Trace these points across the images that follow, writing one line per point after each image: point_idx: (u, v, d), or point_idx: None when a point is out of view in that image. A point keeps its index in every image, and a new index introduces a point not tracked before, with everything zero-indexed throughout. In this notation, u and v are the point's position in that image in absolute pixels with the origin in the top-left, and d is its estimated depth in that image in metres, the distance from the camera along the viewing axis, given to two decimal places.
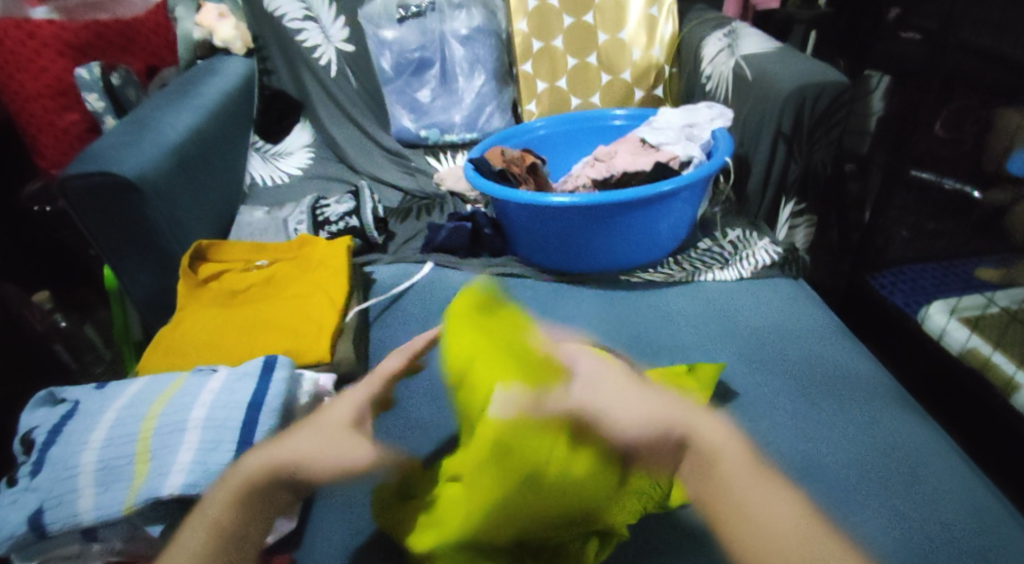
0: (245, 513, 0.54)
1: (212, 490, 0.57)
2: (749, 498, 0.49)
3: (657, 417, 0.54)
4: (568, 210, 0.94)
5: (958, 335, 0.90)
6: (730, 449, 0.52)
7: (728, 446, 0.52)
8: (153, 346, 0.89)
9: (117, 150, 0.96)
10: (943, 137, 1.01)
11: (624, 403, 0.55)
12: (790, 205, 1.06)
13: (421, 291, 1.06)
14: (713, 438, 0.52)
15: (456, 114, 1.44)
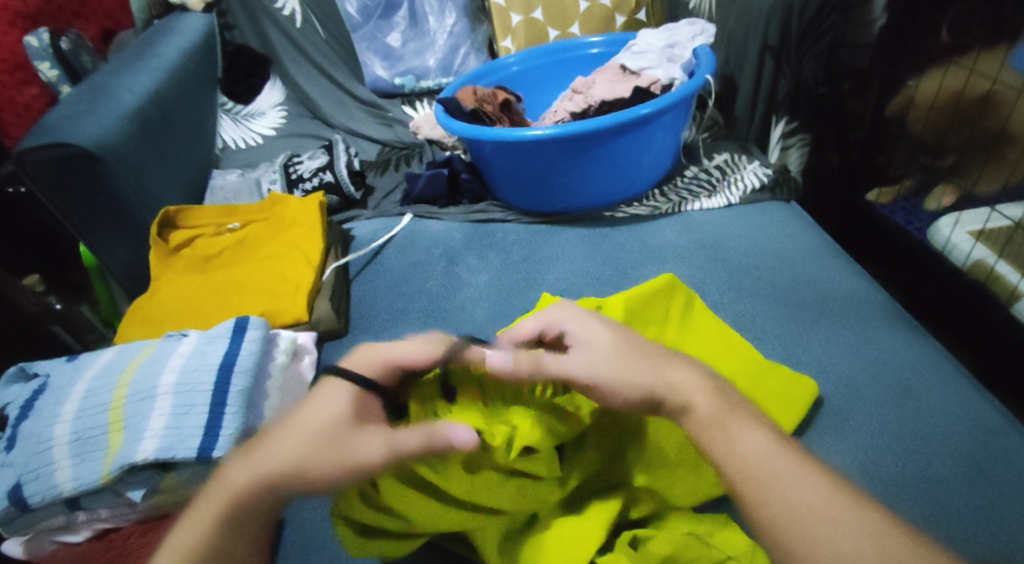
0: (234, 546, 0.40)
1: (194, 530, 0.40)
2: (774, 473, 0.38)
3: (647, 382, 0.45)
4: (543, 145, 0.89)
5: (963, 247, 0.84)
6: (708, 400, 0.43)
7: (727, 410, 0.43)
8: (130, 315, 0.88)
9: (73, 119, 0.91)
10: (948, 45, 0.85)
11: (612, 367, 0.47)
12: (780, 124, 1.02)
13: (401, 243, 1.02)
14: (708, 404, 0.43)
15: (430, 57, 1.38)
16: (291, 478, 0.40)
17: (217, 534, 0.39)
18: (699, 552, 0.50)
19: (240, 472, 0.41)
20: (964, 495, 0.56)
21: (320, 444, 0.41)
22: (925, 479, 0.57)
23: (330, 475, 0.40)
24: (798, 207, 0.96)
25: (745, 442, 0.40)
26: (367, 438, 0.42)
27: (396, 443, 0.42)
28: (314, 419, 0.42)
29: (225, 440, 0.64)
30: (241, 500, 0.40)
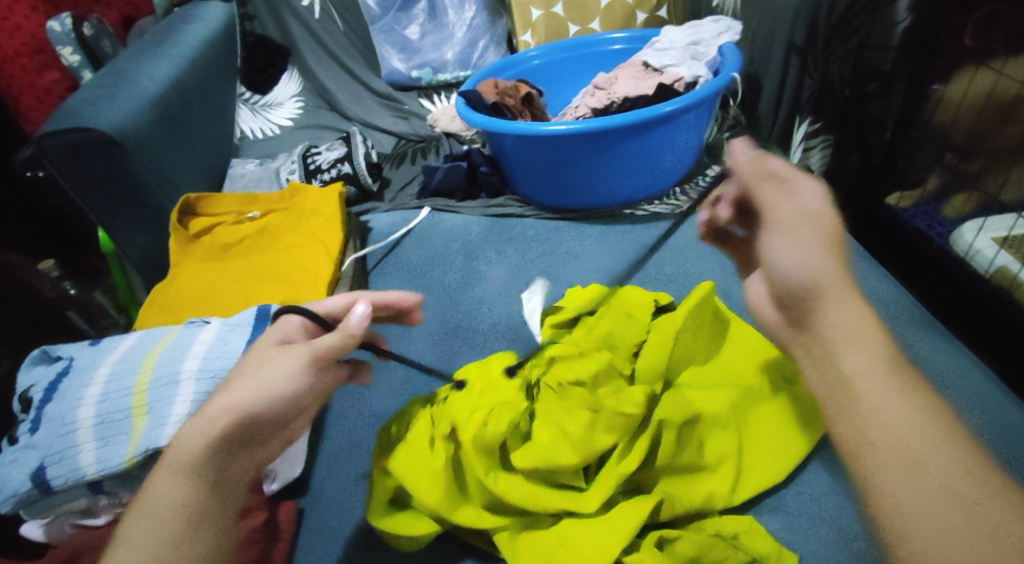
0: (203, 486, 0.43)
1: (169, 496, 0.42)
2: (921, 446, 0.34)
3: (817, 279, 0.42)
4: (566, 139, 0.89)
5: (986, 253, 0.83)
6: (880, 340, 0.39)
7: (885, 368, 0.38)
8: (150, 302, 0.88)
9: (96, 104, 0.91)
10: (973, 48, 0.84)
11: (807, 250, 0.44)
12: (804, 125, 1.05)
13: (419, 236, 1.02)
14: (874, 347, 0.39)
15: (448, 50, 1.37)
16: (243, 404, 0.45)
17: (176, 478, 0.42)
18: (725, 553, 0.51)
19: (194, 428, 0.44)
20: None
21: (256, 367, 0.48)
22: None
23: (275, 385, 0.47)
24: None
25: (900, 409, 0.36)
26: (293, 348, 0.49)
27: (316, 344, 0.50)
28: (252, 355, 0.50)
29: None
30: (187, 450, 0.43)
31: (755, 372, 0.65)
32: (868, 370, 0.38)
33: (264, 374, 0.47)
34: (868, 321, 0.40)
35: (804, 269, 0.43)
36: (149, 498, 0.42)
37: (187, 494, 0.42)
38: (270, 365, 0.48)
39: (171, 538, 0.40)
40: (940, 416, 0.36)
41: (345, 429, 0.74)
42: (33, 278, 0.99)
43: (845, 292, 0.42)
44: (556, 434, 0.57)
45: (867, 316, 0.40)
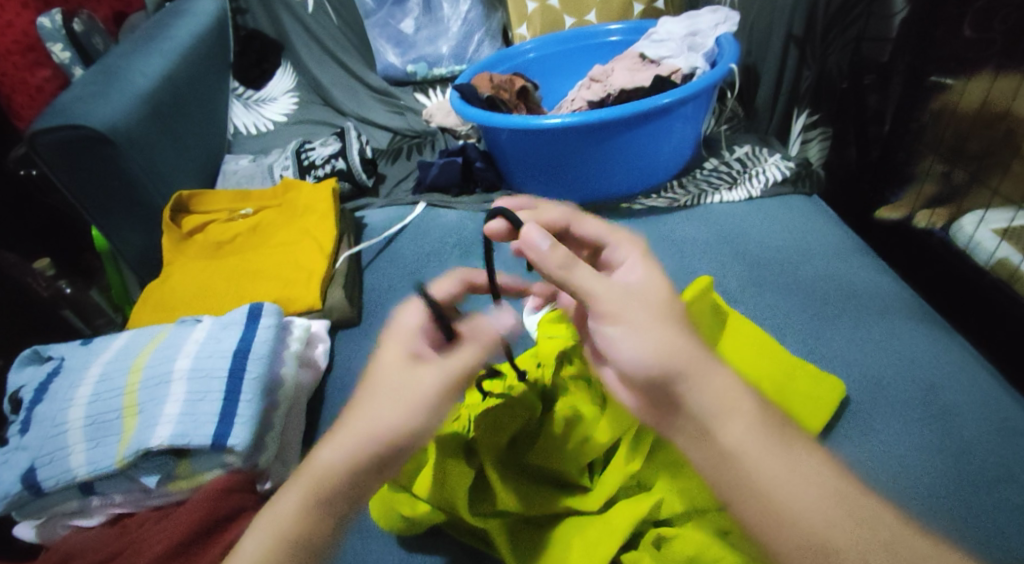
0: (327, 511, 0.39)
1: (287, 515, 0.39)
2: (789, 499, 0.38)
3: (678, 354, 0.41)
4: (561, 133, 0.88)
5: (987, 245, 0.82)
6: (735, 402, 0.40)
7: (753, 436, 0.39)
8: (142, 300, 0.87)
9: (86, 101, 0.90)
10: (971, 40, 0.80)
11: (654, 331, 0.42)
12: (802, 116, 1.06)
13: (415, 232, 1.01)
14: (727, 411, 0.40)
15: (443, 44, 1.36)
16: (375, 432, 0.39)
17: (300, 500, 0.39)
18: (722, 554, 0.49)
19: (332, 449, 0.40)
20: (995, 497, 0.55)
21: (385, 379, 0.42)
22: (954, 481, 0.56)
23: (403, 405, 0.40)
24: (819, 201, 0.94)
25: (785, 479, 0.38)
26: (429, 368, 0.42)
27: (454, 365, 0.42)
28: (377, 372, 0.42)
29: (241, 428, 0.63)
30: (324, 471, 0.39)
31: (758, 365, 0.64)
32: (748, 440, 0.40)
33: (407, 387, 0.41)
34: (726, 391, 0.41)
35: (649, 361, 0.41)
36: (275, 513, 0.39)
37: (305, 516, 0.38)
38: (405, 373, 0.42)
39: (279, 561, 0.38)
40: (810, 465, 0.39)
41: None
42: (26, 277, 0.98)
43: (707, 360, 0.42)
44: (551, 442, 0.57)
45: (731, 383, 0.41)
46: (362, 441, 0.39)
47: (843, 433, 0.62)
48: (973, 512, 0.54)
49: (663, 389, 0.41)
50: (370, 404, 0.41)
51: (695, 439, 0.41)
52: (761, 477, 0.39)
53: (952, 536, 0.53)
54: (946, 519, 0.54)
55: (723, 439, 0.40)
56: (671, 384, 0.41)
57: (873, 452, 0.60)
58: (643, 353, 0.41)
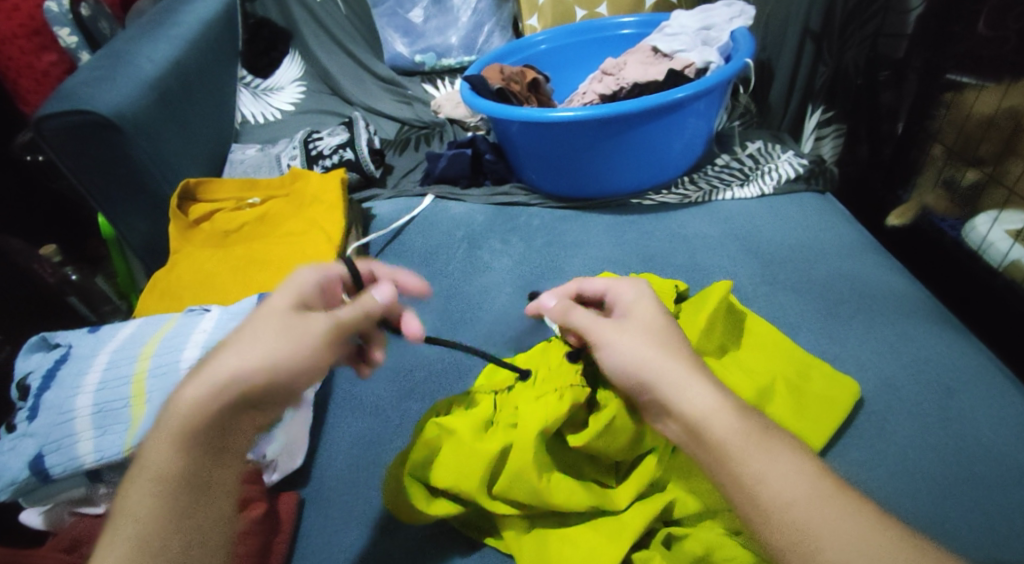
0: (198, 457, 0.43)
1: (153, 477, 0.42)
2: (800, 512, 0.38)
3: (667, 368, 0.45)
4: (573, 126, 0.87)
5: (1000, 246, 0.81)
6: (722, 421, 0.42)
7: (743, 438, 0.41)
8: (149, 289, 0.87)
9: (93, 86, 0.89)
10: (986, 37, 0.80)
11: (633, 343, 0.48)
12: (816, 114, 1.03)
13: (423, 224, 1.00)
14: (722, 425, 0.42)
15: (453, 35, 1.35)
16: (246, 372, 0.43)
17: (169, 448, 0.42)
18: (737, 553, 0.50)
19: (193, 389, 0.43)
20: (1009, 501, 0.55)
21: (272, 330, 0.46)
22: (967, 484, 0.56)
23: (284, 349, 0.45)
24: (831, 199, 0.94)
25: (780, 474, 0.40)
26: (313, 319, 0.47)
27: (339, 316, 0.48)
28: (264, 318, 0.47)
29: None
30: (184, 412, 0.42)
31: (769, 367, 0.64)
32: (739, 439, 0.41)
33: (278, 337, 0.45)
34: (710, 404, 0.43)
35: (633, 363, 0.47)
36: (147, 463, 0.42)
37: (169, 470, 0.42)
38: (284, 328, 0.46)
39: (162, 512, 0.41)
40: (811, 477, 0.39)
41: (348, 417, 0.72)
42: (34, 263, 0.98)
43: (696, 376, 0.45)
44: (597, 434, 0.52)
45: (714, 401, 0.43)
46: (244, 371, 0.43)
47: (855, 435, 0.62)
48: (986, 518, 0.54)
49: (643, 388, 0.46)
50: (251, 337, 0.45)
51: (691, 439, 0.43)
52: (770, 491, 0.39)
53: (964, 540, 0.53)
54: (958, 524, 0.54)
55: (712, 438, 0.42)
56: (646, 390, 0.46)
57: (885, 454, 0.60)
58: (635, 355, 0.47)
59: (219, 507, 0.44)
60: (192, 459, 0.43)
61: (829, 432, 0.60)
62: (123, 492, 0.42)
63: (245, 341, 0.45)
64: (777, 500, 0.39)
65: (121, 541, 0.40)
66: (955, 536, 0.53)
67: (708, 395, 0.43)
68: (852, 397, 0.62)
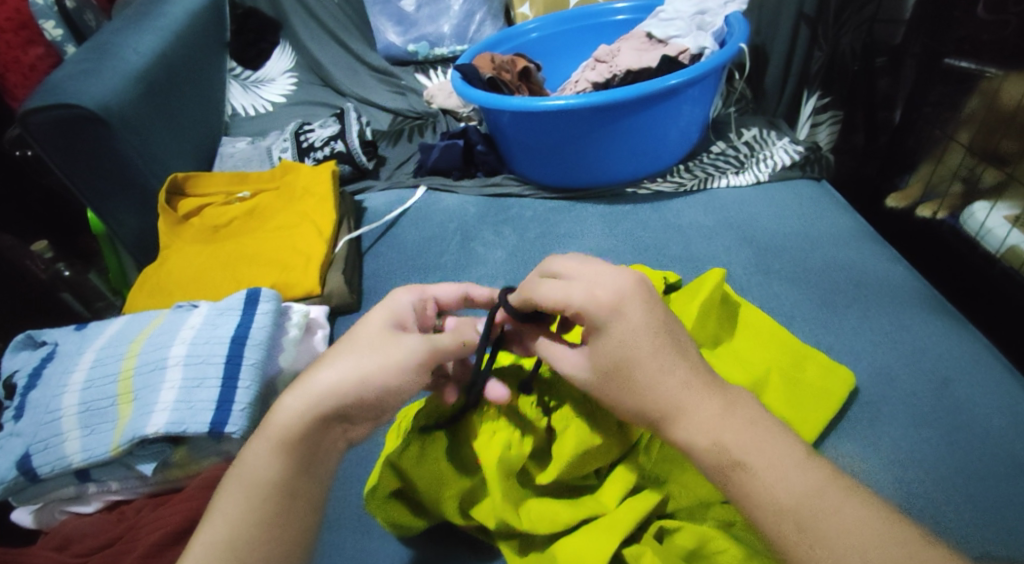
0: (293, 467, 0.44)
1: (248, 482, 0.43)
2: (813, 513, 0.38)
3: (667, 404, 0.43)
4: (565, 115, 0.85)
5: (998, 232, 0.80)
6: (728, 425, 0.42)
7: (750, 435, 0.41)
8: (139, 284, 0.86)
9: (78, 80, 0.87)
10: (985, 21, 0.78)
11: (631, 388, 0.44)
12: (813, 99, 1.00)
13: (415, 217, 0.99)
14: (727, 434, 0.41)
15: (445, 23, 1.33)
16: (343, 381, 0.45)
17: (271, 455, 0.44)
18: (726, 545, 0.49)
19: (296, 400, 0.45)
20: (1005, 492, 0.54)
21: (370, 347, 0.47)
22: (961, 474, 0.56)
23: (378, 367, 0.46)
24: (828, 186, 0.92)
25: (790, 477, 0.39)
26: (404, 340, 0.48)
27: (436, 341, 0.49)
28: (371, 337, 0.48)
29: (239, 414, 0.62)
30: (287, 423, 0.44)
31: (764, 359, 0.63)
32: (744, 442, 0.41)
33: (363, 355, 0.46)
34: (713, 416, 0.42)
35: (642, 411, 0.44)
36: (247, 469, 0.43)
37: (266, 472, 0.43)
38: (377, 348, 0.47)
39: (261, 517, 0.43)
40: (820, 475, 0.39)
41: None
42: (24, 259, 0.96)
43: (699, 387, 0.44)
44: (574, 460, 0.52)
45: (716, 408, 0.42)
46: (341, 385, 0.45)
47: (850, 427, 0.61)
48: (979, 511, 0.53)
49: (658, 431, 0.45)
50: (353, 351, 0.47)
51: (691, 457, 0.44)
52: (780, 491, 0.39)
53: (959, 532, 0.52)
54: (953, 517, 0.53)
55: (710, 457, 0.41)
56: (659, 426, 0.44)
57: (880, 444, 0.59)
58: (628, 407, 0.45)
59: (301, 520, 0.44)
60: (293, 471, 0.44)
61: (824, 422, 0.59)
62: (223, 494, 0.44)
63: (348, 355, 0.47)
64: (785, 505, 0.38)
65: (221, 528, 0.42)
66: (950, 527, 0.53)
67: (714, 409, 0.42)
68: (849, 387, 0.62)
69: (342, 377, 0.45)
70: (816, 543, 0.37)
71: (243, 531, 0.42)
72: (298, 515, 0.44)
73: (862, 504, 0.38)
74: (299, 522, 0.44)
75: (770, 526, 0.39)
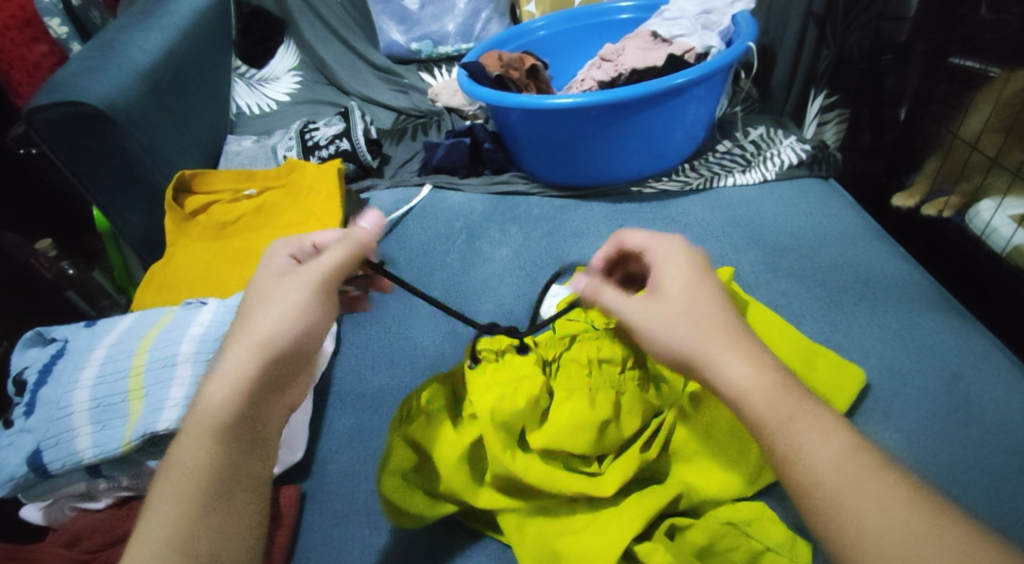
0: (227, 453, 0.43)
1: (185, 474, 0.41)
2: (844, 481, 0.36)
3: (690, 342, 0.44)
4: (572, 113, 0.85)
5: (1003, 232, 0.80)
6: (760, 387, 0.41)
7: (783, 400, 0.40)
8: (147, 282, 0.86)
9: (84, 77, 0.87)
10: (989, 20, 0.79)
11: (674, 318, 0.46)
12: (819, 98, 1.01)
13: (421, 215, 0.99)
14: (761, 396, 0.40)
15: (449, 22, 1.33)
16: (259, 340, 0.46)
17: (201, 445, 0.42)
18: (739, 541, 0.50)
19: (215, 389, 0.44)
20: (1016, 487, 0.54)
21: (269, 304, 0.48)
22: (971, 470, 0.56)
23: (282, 318, 0.47)
24: (834, 184, 0.93)
25: (821, 443, 0.38)
26: (297, 282, 0.49)
27: (320, 266, 0.50)
28: (255, 287, 0.50)
29: None
30: (214, 408, 0.43)
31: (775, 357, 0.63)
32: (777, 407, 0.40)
33: (270, 315, 0.47)
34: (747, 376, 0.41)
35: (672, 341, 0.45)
36: (176, 463, 0.42)
37: (200, 462, 0.42)
38: (275, 305, 0.48)
39: (199, 508, 0.41)
40: (852, 446, 0.38)
41: (347, 411, 0.71)
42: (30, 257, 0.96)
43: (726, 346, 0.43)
44: (576, 422, 0.54)
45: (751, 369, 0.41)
46: (253, 350, 0.45)
47: (859, 423, 0.61)
48: (990, 506, 0.53)
49: (690, 371, 0.44)
50: (253, 315, 0.48)
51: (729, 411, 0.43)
52: (812, 457, 0.37)
53: None
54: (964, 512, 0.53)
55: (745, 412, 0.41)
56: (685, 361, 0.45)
57: (890, 440, 0.59)
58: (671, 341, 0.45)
59: (245, 512, 0.42)
60: (228, 454, 0.43)
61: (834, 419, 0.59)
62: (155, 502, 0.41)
63: (252, 319, 0.47)
64: (815, 471, 0.37)
65: (161, 525, 0.40)
66: None
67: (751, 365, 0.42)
68: (858, 384, 0.62)
69: (255, 343, 0.46)
70: (845, 510, 0.35)
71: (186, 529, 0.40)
72: (242, 497, 0.42)
73: (896, 478, 0.36)
74: (245, 504, 0.42)
75: (797, 491, 0.37)
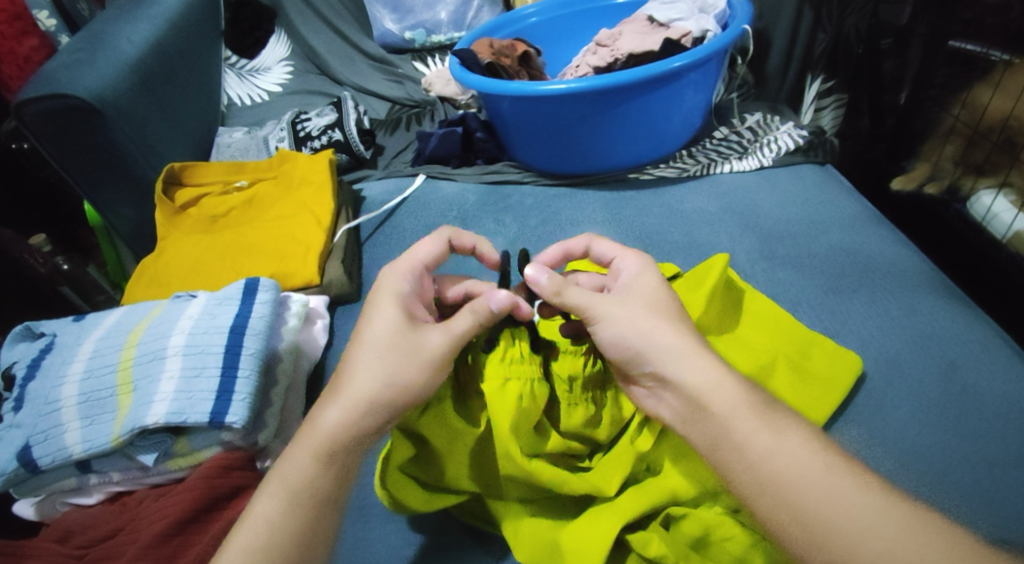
0: (337, 472, 0.47)
1: (290, 500, 0.45)
2: (816, 480, 0.40)
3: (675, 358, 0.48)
4: (566, 99, 0.84)
5: (1004, 217, 0.80)
6: (722, 395, 0.45)
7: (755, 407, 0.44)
8: (137, 276, 0.85)
9: (72, 69, 0.86)
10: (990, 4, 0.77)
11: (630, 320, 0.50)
12: (816, 84, 0.97)
13: (415, 205, 0.98)
14: (725, 400, 0.45)
15: (442, 10, 1.33)
16: (376, 354, 0.50)
17: (313, 467, 0.47)
18: (733, 531, 0.50)
19: (335, 411, 0.48)
20: (1013, 475, 0.54)
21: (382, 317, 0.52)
22: (969, 458, 0.55)
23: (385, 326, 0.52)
24: (832, 170, 0.92)
25: (789, 448, 0.42)
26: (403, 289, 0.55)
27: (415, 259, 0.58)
28: (402, 351, 0.50)
29: (239, 404, 0.61)
30: (328, 434, 0.47)
31: (771, 345, 0.62)
32: (738, 411, 0.44)
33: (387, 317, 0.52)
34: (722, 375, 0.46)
35: (631, 341, 0.49)
36: (289, 475, 0.46)
37: (311, 479, 0.46)
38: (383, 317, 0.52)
39: (302, 530, 0.45)
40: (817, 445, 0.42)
41: None
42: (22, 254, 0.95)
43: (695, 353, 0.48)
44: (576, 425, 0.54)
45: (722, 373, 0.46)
46: (374, 369, 0.49)
47: (855, 413, 0.60)
48: (987, 494, 0.53)
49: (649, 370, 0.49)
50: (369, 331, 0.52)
51: (685, 423, 0.47)
52: (781, 461, 0.41)
53: (968, 516, 0.52)
54: (961, 499, 0.53)
55: (716, 416, 0.45)
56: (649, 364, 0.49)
57: (886, 429, 0.59)
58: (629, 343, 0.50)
59: (330, 519, 0.46)
60: (329, 479, 0.47)
61: (830, 402, 0.59)
62: (255, 498, 0.46)
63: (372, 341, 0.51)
64: (789, 473, 0.41)
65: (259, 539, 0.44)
66: (958, 511, 0.53)
67: (713, 371, 0.47)
68: (856, 370, 0.61)
69: (368, 361, 0.50)
70: (823, 508, 0.39)
71: (277, 538, 0.44)
72: (333, 513, 0.46)
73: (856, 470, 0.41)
74: (334, 516, 0.47)
75: (773, 491, 0.41)
